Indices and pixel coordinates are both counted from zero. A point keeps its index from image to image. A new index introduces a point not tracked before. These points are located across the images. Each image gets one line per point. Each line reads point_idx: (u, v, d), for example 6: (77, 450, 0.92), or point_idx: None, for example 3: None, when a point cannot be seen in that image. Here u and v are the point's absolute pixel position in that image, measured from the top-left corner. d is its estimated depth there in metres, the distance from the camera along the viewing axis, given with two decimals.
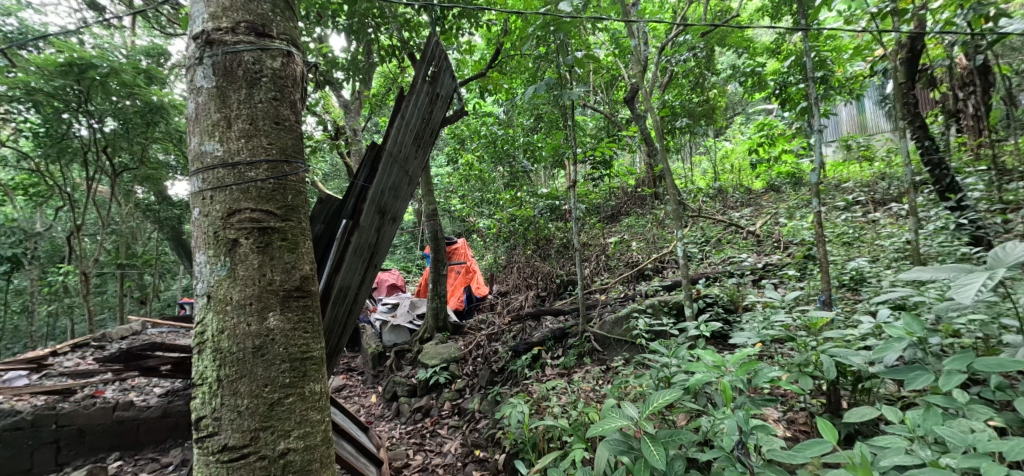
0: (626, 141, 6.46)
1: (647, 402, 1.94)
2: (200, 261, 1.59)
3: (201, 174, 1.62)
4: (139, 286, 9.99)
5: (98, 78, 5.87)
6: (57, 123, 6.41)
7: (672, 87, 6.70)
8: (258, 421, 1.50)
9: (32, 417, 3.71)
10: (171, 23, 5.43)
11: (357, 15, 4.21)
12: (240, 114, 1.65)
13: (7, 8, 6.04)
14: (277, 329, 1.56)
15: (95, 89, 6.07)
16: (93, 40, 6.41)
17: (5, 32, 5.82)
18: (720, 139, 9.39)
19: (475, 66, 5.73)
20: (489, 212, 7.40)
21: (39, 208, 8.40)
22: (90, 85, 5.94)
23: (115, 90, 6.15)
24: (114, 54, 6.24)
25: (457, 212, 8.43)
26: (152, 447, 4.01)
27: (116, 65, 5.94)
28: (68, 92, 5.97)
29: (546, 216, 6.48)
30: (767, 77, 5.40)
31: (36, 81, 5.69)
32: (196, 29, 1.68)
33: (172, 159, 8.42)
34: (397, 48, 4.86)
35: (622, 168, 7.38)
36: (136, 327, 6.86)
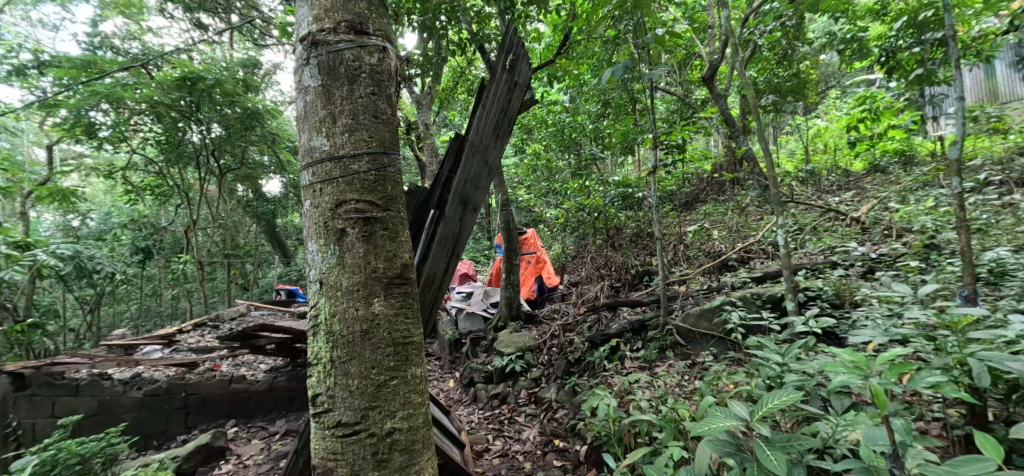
0: (703, 123, 6.06)
1: (758, 403, 1.83)
2: (313, 249, 1.70)
3: (311, 168, 1.73)
4: (241, 274, 11.04)
5: (206, 89, 6.58)
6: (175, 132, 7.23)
7: (757, 62, 6.21)
8: (367, 401, 1.58)
9: (166, 385, 4.25)
10: (261, 35, 5.89)
11: (429, 11, 4.25)
12: (343, 110, 1.73)
13: (133, 33, 6.92)
14: (381, 314, 1.64)
15: (204, 99, 6.82)
16: (200, 56, 7.14)
17: (132, 55, 6.65)
18: (811, 116, 8.57)
19: (542, 53, 5.65)
20: (556, 202, 7.23)
21: (163, 205, 9.53)
22: (200, 95, 6.67)
23: (219, 100, 6.84)
24: (217, 67, 6.89)
25: (524, 203, 8.42)
26: (261, 417, 4.43)
27: (219, 76, 6.58)
28: (182, 103, 6.77)
29: (617, 206, 6.08)
30: (870, 43, 4.83)
31: (158, 96, 6.46)
32: (303, 33, 1.79)
33: (265, 159, 9.18)
34: (466, 41, 4.89)
35: (697, 151, 6.98)
36: (242, 309, 7.62)
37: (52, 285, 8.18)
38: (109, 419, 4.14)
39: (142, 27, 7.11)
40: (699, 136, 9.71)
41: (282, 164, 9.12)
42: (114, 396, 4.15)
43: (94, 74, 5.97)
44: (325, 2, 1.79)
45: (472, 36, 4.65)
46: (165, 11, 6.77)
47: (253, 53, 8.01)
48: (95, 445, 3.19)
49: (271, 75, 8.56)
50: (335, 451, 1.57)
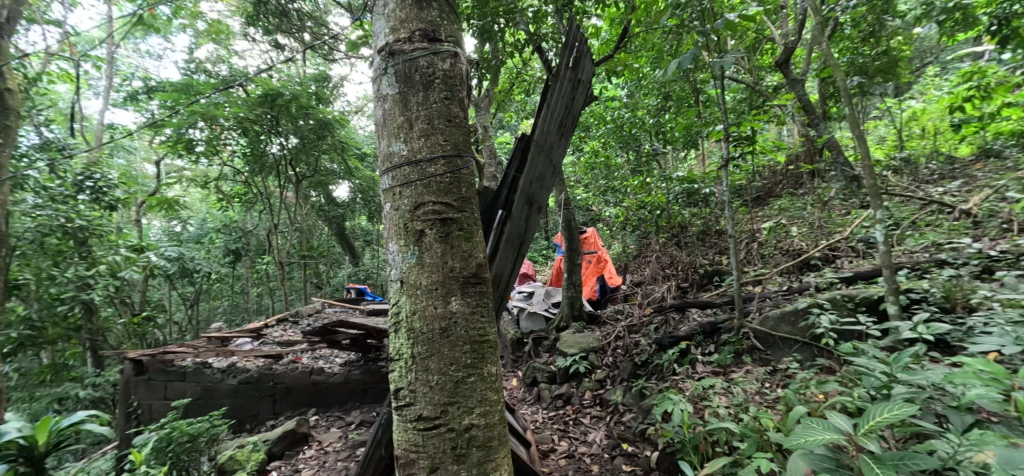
0: (778, 112, 5.66)
1: (862, 417, 1.83)
2: (393, 250, 1.78)
3: (390, 172, 1.81)
4: (316, 274, 11.74)
5: (284, 104, 7.21)
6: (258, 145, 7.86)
7: (839, 41, 5.71)
8: (446, 396, 1.63)
9: (257, 374, 4.62)
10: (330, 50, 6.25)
11: (488, 15, 4.18)
12: (419, 116, 1.80)
13: (221, 58, 7.60)
14: (459, 312, 1.69)
15: (283, 114, 7.45)
16: (278, 74, 7.68)
17: (220, 76, 7.32)
18: (904, 97, 7.77)
19: (600, 49, 5.53)
20: (614, 200, 6.92)
21: (248, 211, 10.35)
22: (280, 112, 7.35)
23: (295, 113, 7.42)
24: (293, 82, 7.44)
25: (582, 201, 8.29)
26: (338, 408, 4.69)
27: (296, 92, 7.20)
28: (264, 118, 7.42)
29: (681, 202, 5.95)
30: (977, 11, 4.28)
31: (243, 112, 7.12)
32: (380, 44, 1.88)
33: (336, 166, 9.71)
34: (524, 41, 4.88)
35: (770, 141, 6.54)
36: (317, 306, 8.10)
37: (159, 283, 9.11)
38: (210, 404, 4.56)
39: (229, 50, 7.79)
40: (769, 126, 9.13)
41: (351, 169, 9.60)
42: (213, 383, 4.56)
43: (192, 95, 6.67)
44: (401, 13, 1.87)
45: (530, 36, 4.64)
46: (248, 35, 7.37)
47: (324, 68, 8.51)
48: (201, 425, 3.51)
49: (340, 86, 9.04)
50: (416, 444, 1.63)
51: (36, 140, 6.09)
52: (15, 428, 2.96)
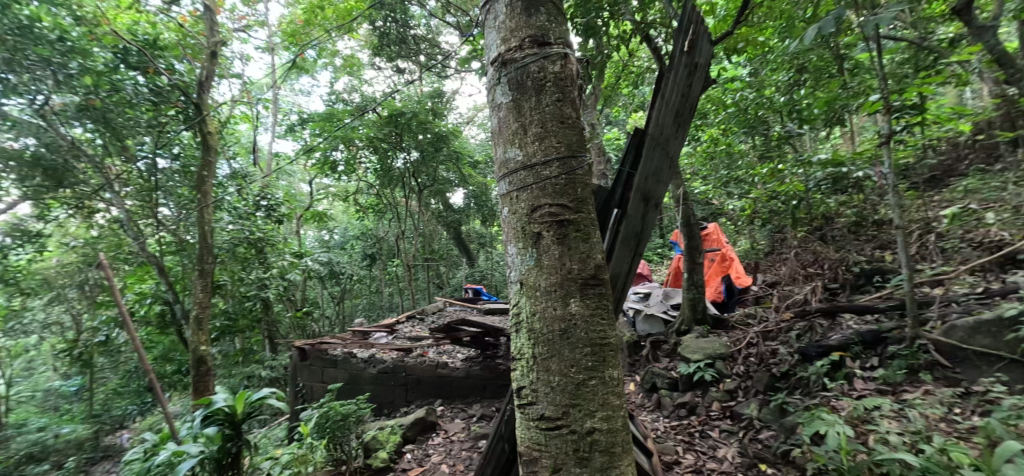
0: (956, 75, 4.67)
1: None
2: (512, 252, 1.83)
3: (507, 178, 1.86)
4: (438, 275, 12.55)
5: (406, 121, 7.90)
6: (386, 160, 8.65)
7: None
8: (568, 398, 1.64)
9: (392, 365, 5.08)
10: (443, 68, 6.66)
11: (592, 10, 4.13)
12: (533, 121, 1.83)
13: (355, 87, 8.51)
14: (578, 314, 1.68)
15: (405, 130, 8.16)
16: (400, 96, 8.38)
17: (352, 102, 8.22)
18: None
19: (718, 27, 5.07)
20: (739, 191, 6.32)
21: (380, 221, 11.46)
22: (404, 128, 8.08)
23: (416, 128, 8.07)
24: (413, 101, 8.12)
25: (703, 196, 7.73)
26: (461, 400, 4.95)
27: (415, 110, 7.87)
28: (390, 135, 8.21)
29: (825, 190, 5.09)
30: None
31: (374, 132, 7.97)
32: (493, 55, 1.95)
33: (452, 175, 10.29)
34: (631, 31, 4.66)
35: (945, 109, 5.44)
36: (439, 305, 8.64)
37: (314, 283, 10.49)
38: (355, 389, 5.15)
39: (360, 80, 8.73)
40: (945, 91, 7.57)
41: (465, 177, 10.08)
42: (358, 371, 5.14)
43: (334, 122, 7.64)
44: (511, 23, 1.92)
45: (639, 23, 4.40)
46: (375, 64, 8.15)
47: (439, 84, 9.11)
48: (351, 407, 3.96)
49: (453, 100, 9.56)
50: (539, 442, 1.66)
51: (228, 171, 7.55)
52: (223, 399, 3.46)
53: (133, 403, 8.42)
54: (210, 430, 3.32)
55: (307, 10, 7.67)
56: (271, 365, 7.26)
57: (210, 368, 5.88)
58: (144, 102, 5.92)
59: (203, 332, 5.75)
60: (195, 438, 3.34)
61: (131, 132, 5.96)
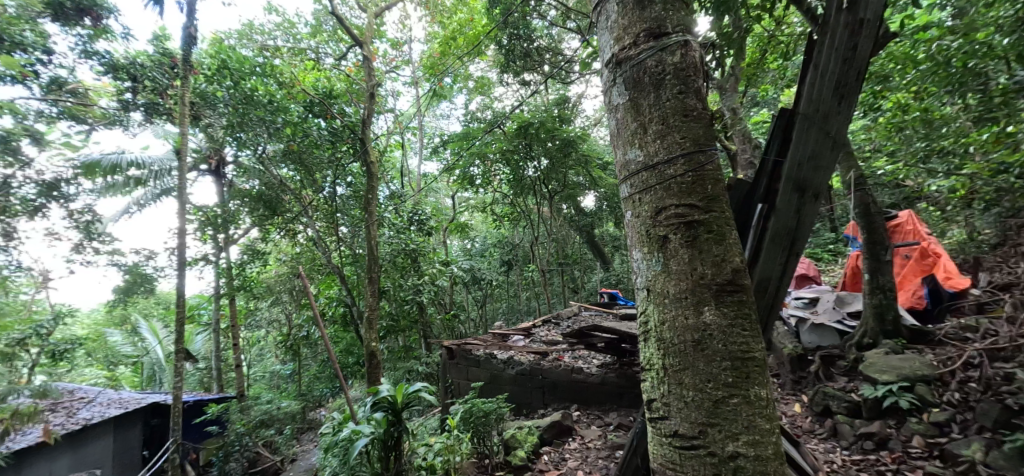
0: None
1: None
2: (638, 257, 1.76)
3: (628, 180, 1.79)
4: (572, 279, 12.57)
5: (534, 131, 8.08)
6: (518, 169, 8.97)
7: None
8: (705, 416, 1.50)
9: (528, 367, 5.21)
10: (568, 74, 6.70)
11: None
12: (653, 118, 1.74)
13: (487, 104, 8.98)
14: (714, 324, 1.54)
15: (534, 140, 8.36)
16: (528, 107, 8.64)
17: (484, 118, 8.69)
18: None
19: None
20: (942, 170, 5.11)
21: (515, 229, 11.92)
22: (532, 138, 8.28)
23: (544, 137, 8.22)
24: (540, 111, 8.33)
25: (884, 182, 6.51)
26: (598, 407, 4.86)
27: (542, 118, 8.02)
28: (519, 147, 8.52)
29: None
30: None
31: (506, 144, 8.38)
32: (607, 56, 1.91)
33: (582, 180, 10.24)
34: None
35: None
36: (575, 310, 8.63)
37: (458, 289, 11.30)
38: (496, 388, 5.40)
39: (491, 97, 9.19)
40: None
41: (596, 180, 9.95)
42: (498, 371, 5.38)
43: (469, 139, 8.18)
44: (624, 20, 1.87)
45: None
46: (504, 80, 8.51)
47: (563, 91, 9.19)
48: (492, 405, 4.21)
49: (580, 103, 9.54)
50: (673, 461, 1.55)
51: (388, 193, 8.60)
52: (387, 388, 3.87)
53: (326, 388, 10.00)
54: (377, 415, 3.74)
55: (442, 42, 8.40)
56: (426, 362, 8.00)
57: (379, 362, 6.66)
58: (325, 142, 7.19)
59: (373, 331, 6.58)
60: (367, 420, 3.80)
61: (319, 168, 7.25)
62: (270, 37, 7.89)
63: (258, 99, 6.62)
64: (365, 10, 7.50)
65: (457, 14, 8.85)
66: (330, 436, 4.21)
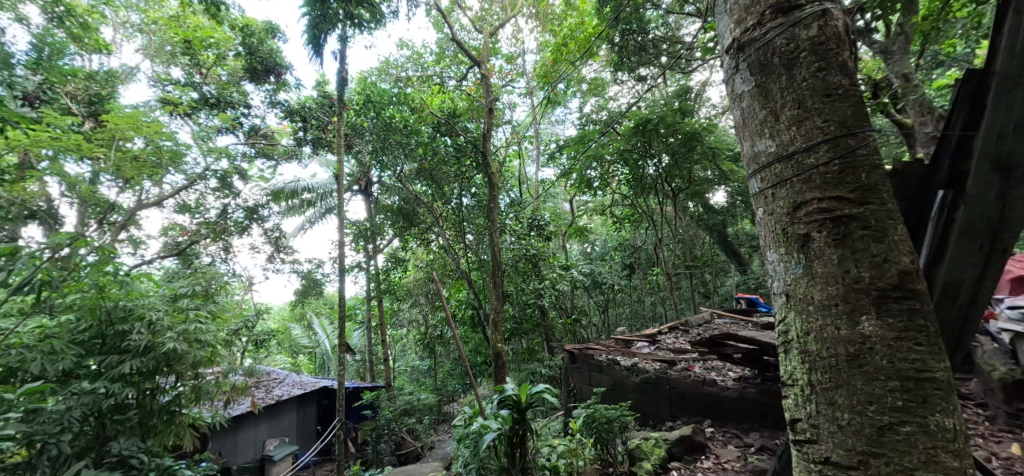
0: None
1: None
2: (773, 258, 1.64)
3: (760, 174, 1.69)
4: (702, 283, 11.71)
5: (653, 127, 7.72)
6: (637, 169, 8.70)
7: None
8: (865, 443, 1.34)
9: (654, 376, 4.96)
10: (688, 63, 6.29)
11: None
12: (786, 103, 1.62)
13: (602, 105, 8.84)
14: (874, 336, 1.36)
15: (653, 137, 7.98)
16: (646, 104, 8.33)
17: (599, 119, 8.59)
18: None
19: None
20: None
21: (637, 230, 11.53)
22: (650, 135, 7.92)
23: (665, 133, 7.80)
24: (659, 106, 7.97)
25: None
26: (735, 425, 4.40)
27: (661, 113, 7.62)
28: (637, 145, 8.24)
29: None
30: None
31: (623, 144, 8.19)
32: (728, 43, 1.83)
33: (710, 175, 9.54)
34: None
35: None
36: (707, 316, 8.02)
37: (580, 293, 11.25)
38: (619, 396, 5.25)
39: (606, 98, 9.03)
40: None
41: (726, 174, 9.18)
42: (622, 378, 5.22)
43: (584, 143, 8.13)
44: (744, 2, 1.78)
45: None
46: (619, 78, 8.30)
47: (684, 80, 8.69)
48: (614, 411, 4.12)
49: (703, 92, 8.92)
50: None
51: (509, 201, 8.92)
52: (512, 387, 3.98)
53: (458, 384, 10.63)
54: (503, 412, 3.86)
55: (555, 49, 8.48)
56: (549, 365, 8.08)
57: (504, 362, 6.89)
58: (451, 158, 7.70)
59: (498, 332, 6.82)
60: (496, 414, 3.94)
61: (446, 181, 7.78)
62: (404, 69, 8.70)
63: (396, 125, 7.31)
64: (482, 31, 7.93)
65: (569, 19, 8.92)
66: (461, 428, 4.49)
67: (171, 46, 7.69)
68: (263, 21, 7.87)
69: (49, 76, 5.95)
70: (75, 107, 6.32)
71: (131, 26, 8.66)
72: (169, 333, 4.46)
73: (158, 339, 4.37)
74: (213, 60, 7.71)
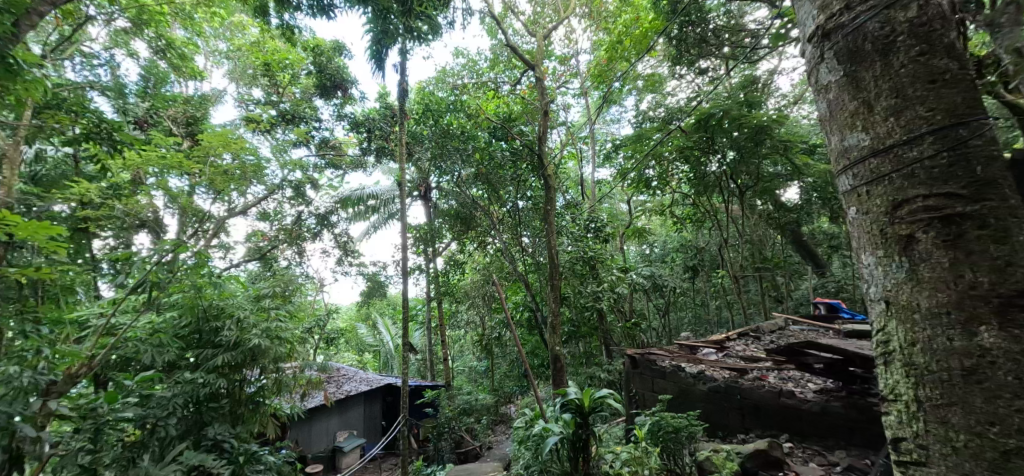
0: None
1: None
2: (871, 262, 1.70)
3: (854, 168, 1.74)
4: (774, 286, 11.00)
5: (717, 122, 7.37)
6: (700, 166, 8.38)
7: None
8: (987, 469, 1.36)
9: (724, 385, 4.73)
10: (754, 52, 5.96)
11: None
12: (882, 92, 1.66)
13: (659, 101, 8.58)
14: (997, 349, 1.36)
15: (717, 132, 7.62)
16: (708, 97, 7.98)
17: (657, 117, 8.35)
18: None
19: None
20: None
21: (700, 231, 11.07)
22: (713, 130, 7.57)
23: (729, 127, 7.42)
24: (723, 99, 7.61)
25: None
26: (817, 441, 4.07)
27: (726, 106, 7.26)
28: (699, 141, 7.93)
29: None
30: None
31: (684, 142, 7.93)
32: (811, 32, 1.90)
33: (780, 170, 8.98)
34: None
35: None
36: (782, 323, 7.55)
37: (639, 296, 10.94)
38: (687, 404, 5.05)
39: (663, 93, 8.75)
40: None
41: (800, 169, 8.59)
42: (688, 386, 5.04)
43: (643, 141, 7.93)
44: None
45: None
46: (678, 73, 8.02)
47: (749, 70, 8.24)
48: (682, 420, 3.99)
49: (771, 81, 8.42)
50: None
51: (565, 202, 8.85)
52: (575, 391, 3.93)
53: (516, 386, 10.68)
54: (565, 416, 3.84)
55: (609, 47, 8.31)
56: (608, 369, 7.94)
57: (563, 365, 6.84)
58: (508, 162, 7.76)
59: (557, 335, 6.79)
60: (558, 418, 3.92)
61: (503, 184, 7.84)
62: (459, 78, 8.85)
63: (453, 132, 7.47)
64: (535, 34, 7.94)
65: (624, 16, 8.73)
66: (522, 430, 4.50)
67: (254, 70, 8.35)
68: (331, 40, 8.31)
69: (156, 103, 6.47)
70: (175, 129, 7.00)
71: (218, 54, 9.52)
72: (254, 330, 4.77)
73: (245, 335, 4.71)
74: (288, 80, 8.29)
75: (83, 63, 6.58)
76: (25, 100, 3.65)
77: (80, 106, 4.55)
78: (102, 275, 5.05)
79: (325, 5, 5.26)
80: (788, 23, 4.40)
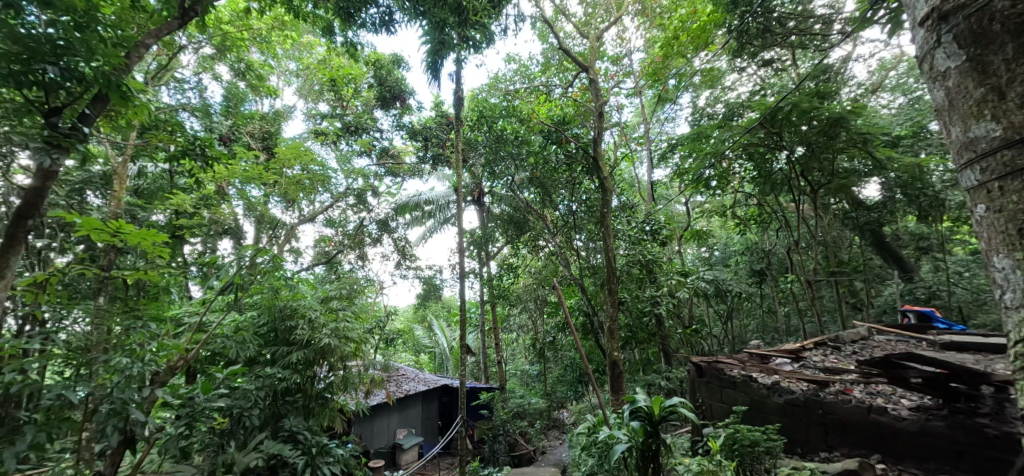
0: None
1: None
2: (1001, 250, 2.06)
3: (983, 156, 2.11)
4: (852, 292, 10.19)
5: (785, 116, 6.95)
6: (766, 162, 7.94)
7: None
8: None
9: (803, 398, 4.44)
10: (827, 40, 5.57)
11: None
12: (1009, 83, 2.03)
13: (718, 97, 8.24)
14: None
15: (786, 128, 7.21)
16: (773, 90, 7.57)
17: (718, 115, 8.01)
18: None
19: None
20: None
21: (766, 232, 10.50)
22: (782, 126, 7.17)
23: (798, 120, 6.98)
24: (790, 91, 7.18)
25: None
26: (915, 464, 3.72)
27: (795, 99, 6.83)
28: (765, 138, 7.52)
29: None
30: None
31: (749, 138, 7.53)
32: (933, 22, 2.28)
33: (859, 165, 8.31)
34: None
35: None
36: (864, 332, 7.01)
37: (699, 301, 10.51)
38: (760, 417, 4.77)
39: (723, 89, 8.39)
40: None
41: (883, 164, 7.93)
42: (761, 397, 4.77)
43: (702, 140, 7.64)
44: None
45: None
46: (740, 67, 7.67)
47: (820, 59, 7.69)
48: (760, 434, 3.82)
49: (845, 70, 7.84)
50: None
51: (620, 203, 8.67)
52: (643, 398, 3.81)
53: (570, 391, 10.53)
54: (634, 423, 3.72)
55: (664, 45, 8.05)
56: (668, 376, 7.66)
57: (621, 371, 6.67)
58: (563, 165, 7.66)
59: (615, 341, 6.63)
60: (624, 425, 3.82)
61: (556, 187, 7.78)
62: (511, 84, 8.86)
63: (507, 137, 7.61)
64: (588, 36, 7.86)
65: (679, 11, 8.45)
66: (584, 436, 4.43)
67: (321, 84, 8.83)
68: (390, 53, 8.59)
69: (236, 120, 6.95)
70: (252, 143, 7.50)
71: (289, 73, 10.12)
72: (324, 329, 5.02)
73: (317, 334, 4.97)
74: (352, 93, 8.80)
75: (176, 87, 7.20)
76: (131, 121, 4.04)
77: (176, 124, 4.99)
78: (192, 278, 5.50)
79: (387, 19, 5.46)
80: (867, 9, 4.09)
